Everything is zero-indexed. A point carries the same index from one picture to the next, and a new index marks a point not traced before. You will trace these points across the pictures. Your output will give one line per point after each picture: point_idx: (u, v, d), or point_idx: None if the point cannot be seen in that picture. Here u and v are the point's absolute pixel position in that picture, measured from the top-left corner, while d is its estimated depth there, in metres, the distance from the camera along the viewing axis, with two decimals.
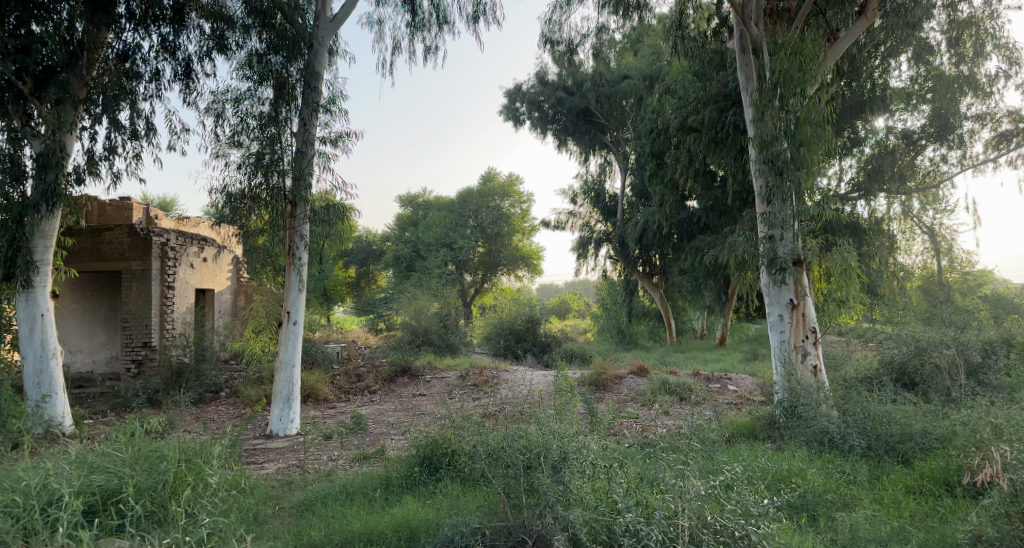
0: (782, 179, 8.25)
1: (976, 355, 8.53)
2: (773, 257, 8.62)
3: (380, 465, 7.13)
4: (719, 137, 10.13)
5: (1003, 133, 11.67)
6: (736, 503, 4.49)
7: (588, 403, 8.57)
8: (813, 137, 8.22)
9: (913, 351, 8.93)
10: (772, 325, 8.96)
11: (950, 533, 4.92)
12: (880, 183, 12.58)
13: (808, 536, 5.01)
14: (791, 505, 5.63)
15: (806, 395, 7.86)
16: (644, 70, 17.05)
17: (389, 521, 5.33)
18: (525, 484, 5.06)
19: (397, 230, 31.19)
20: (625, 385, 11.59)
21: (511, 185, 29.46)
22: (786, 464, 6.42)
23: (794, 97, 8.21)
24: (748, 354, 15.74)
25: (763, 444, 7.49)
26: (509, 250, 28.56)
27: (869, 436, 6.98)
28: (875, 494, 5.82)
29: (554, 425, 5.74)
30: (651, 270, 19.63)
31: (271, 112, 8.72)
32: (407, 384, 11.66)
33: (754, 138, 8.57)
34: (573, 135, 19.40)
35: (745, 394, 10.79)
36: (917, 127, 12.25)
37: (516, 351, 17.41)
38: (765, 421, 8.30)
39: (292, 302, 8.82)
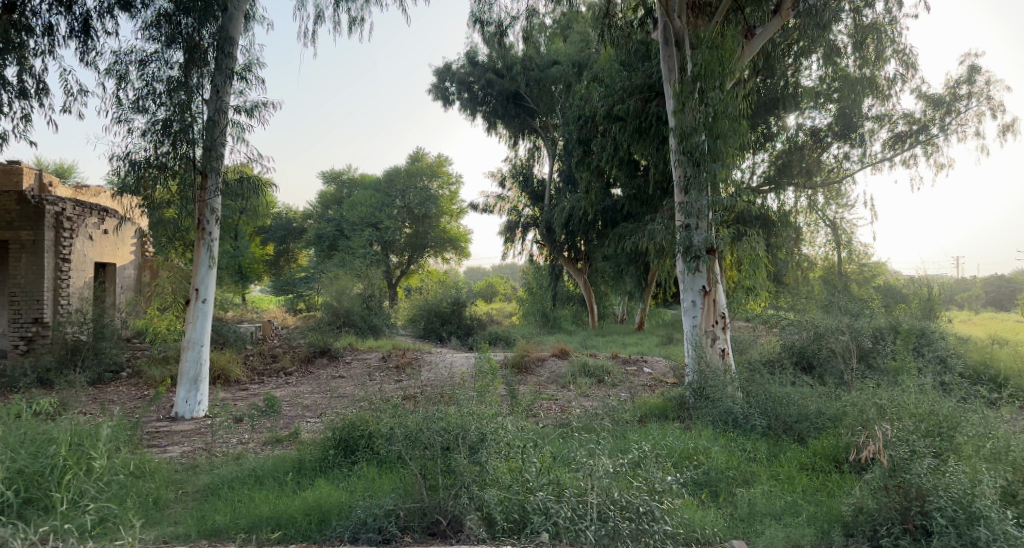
0: (699, 170, 8.57)
1: (865, 341, 9.21)
2: (688, 245, 8.94)
3: (293, 448, 6.95)
4: (643, 127, 10.46)
5: (898, 134, 12.44)
6: (643, 481, 4.65)
7: (509, 385, 8.67)
8: (729, 131, 8.55)
9: (811, 337, 9.53)
10: (685, 310, 9.34)
11: (836, 507, 5.36)
12: (789, 177, 13.26)
13: (710, 510, 5.31)
14: (696, 481, 5.93)
15: (713, 377, 8.28)
16: (573, 57, 17.10)
17: (300, 504, 5.20)
18: (442, 465, 5.14)
19: (319, 207, 30.08)
20: (547, 367, 11.76)
21: (440, 165, 29.09)
22: (691, 442, 6.73)
23: (713, 91, 8.48)
24: (664, 338, 16.30)
25: (672, 423, 7.83)
26: (437, 232, 28.35)
27: (769, 416, 7.43)
28: (772, 470, 6.22)
29: (473, 407, 5.79)
30: (576, 256, 19.92)
31: (181, 77, 8.20)
32: (325, 366, 11.38)
33: (675, 129, 8.80)
34: (501, 119, 19.30)
35: (660, 375, 11.20)
36: (824, 125, 12.94)
37: (441, 334, 17.34)
38: (675, 403, 8.63)
39: (201, 279, 8.40)
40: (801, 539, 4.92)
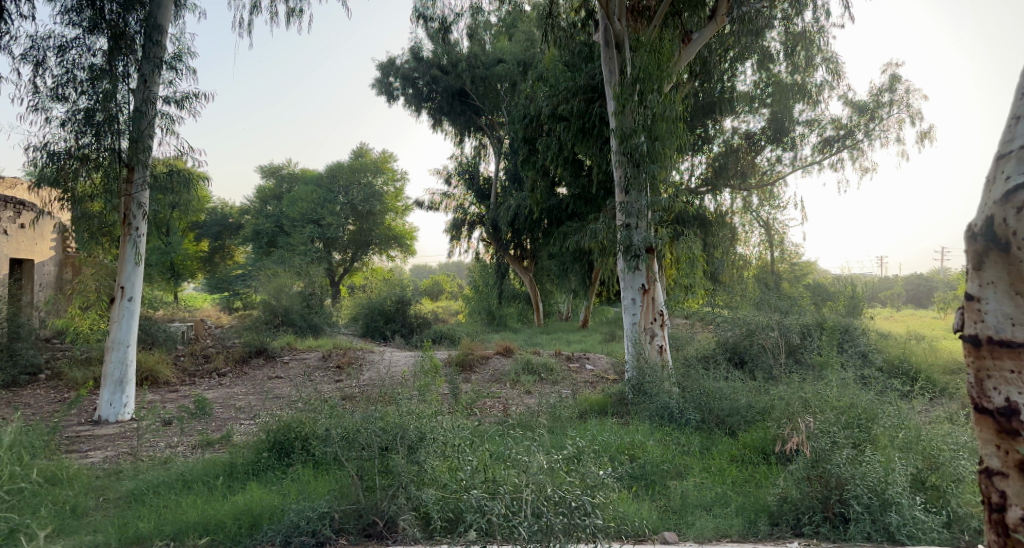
0: (638, 171, 8.76)
1: (793, 337, 9.60)
2: (629, 244, 9.10)
3: (225, 451, 6.74)
4: (587, 127, 10.58)
5: (827, 139, 12.97)
6: (578, 476, 4.67)
7: (451, 383, 8.63)
8: (666, 133, 8.73)
9: (744, 333, 9.89)
10: (625, 308, 9.44)
11: (761, 497, 5.55)
12: (725, 179, 13.68)
13: (643, 503, 5.44)
14: (631, 475, 6.07)
15: (651, 373, 8.51)
16: (518, 56, 17.17)
17: (230, 509, 5.05)
18: (379, 466, 5.10)
19: (257, 202, 29.16)
20: (490, 365, 11.75)
21: (384, 161, 28.72)
22: (628, 437, 6.85)
23: (652, 93, 8.62)
24: (607, 335, 16.57)
25: (611, 418, 7.96)
26: (381, 229, 28.00)
27: (703, 410, 7.66)
28: (704, 462, 6.40)
29: (412, 407, 5.77)
30: (521, 254, 20.02)
31: (105, 64, 7.84)
32: (261, 366, 11.08)
33: (615, 130, 8.94)
34: (447, 116, 19.17)
35: (601, 372, 11.38)
36: (759, 129, 13.39)
37: (384, 332, 17.14)
38: (615, 399, 8.76)
39: (127, 276, 8.03)
40: (729, 530, 5.06)
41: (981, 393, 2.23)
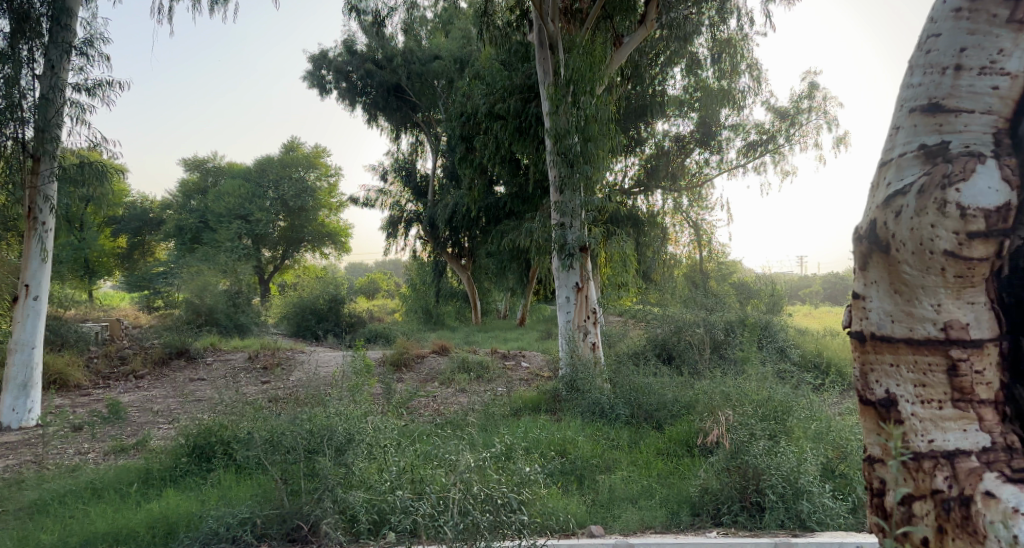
0: (573, 170, 8.88)
1: (718, 333, 9.98)
2: (563, 242, 9.24)
3: (140, 457, 6.43)
4: (524, 126, 10.63)
5: (751, 143, 13.48)
6: (511, 473, 4.68)
7: (385, 382, 8.51)
8: (599, 134, 8.88)
9: (673, 330, 10.20)
10: (560, 306, 9.60)
11: (684, 489, 5.71)
12: (657, 180, 14.04)
13: (573, 498, 5.51)
14: (562, 470, 6.13)
15: (584, 370, 8.65)
16: (455, 53, 17.12)
17: (144, 517, 4.83)
18: (305, 469, 4.96)
19: (180, 197, 27.87)
20: (425, 364, 11.66)
21: (317, 156, 28.06)
22: (559, 433, 6.93)
23: (585, 95, 8.75)
24: (544, 333, 16.72)
25: (544, 415, 8.03)
26: (314, 226, 27.42)
27: (633, 405, 7.84)
28: (632, 456, 6.54)
29: (342, 407, 5.72)
30: (459, 253, 19.98)
31: (6, 49, 7.31)
32: (182, 368, 10.63)
33: (550, 130, 9.01)
34: (382, 111, 18.89)
35: (536, 369, 11.47)
36: (688, 132, 13.81)
37: (317, 331, 16.75)
38: (549, 396, 8.81)
39: (33, 274, 7.58)
40: (653, 522, 5.16)
41: (864, 385, 2.08)
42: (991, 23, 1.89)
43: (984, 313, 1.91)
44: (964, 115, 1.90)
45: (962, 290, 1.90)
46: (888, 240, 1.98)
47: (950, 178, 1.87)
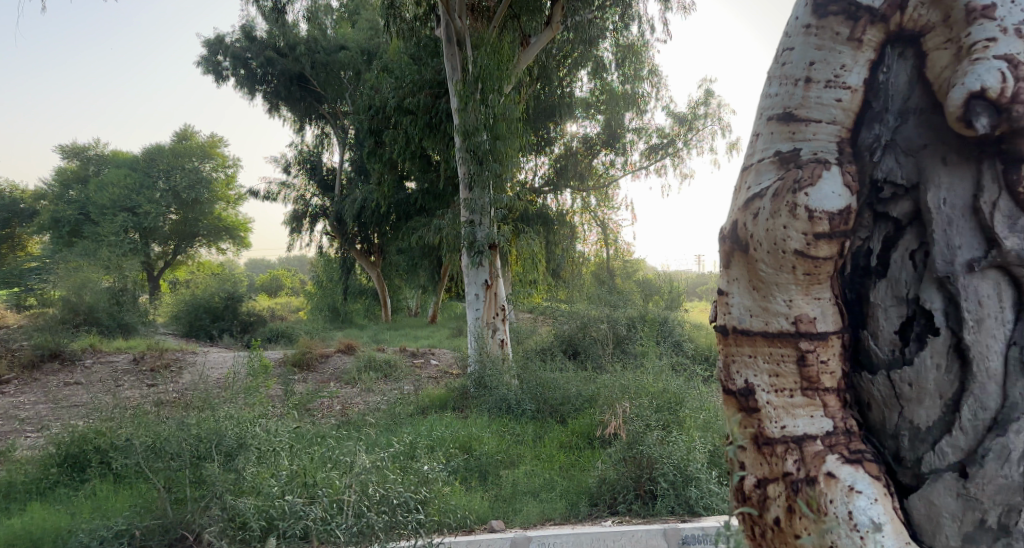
0: (482, 167, 8.87)
1: (621, 329, 10.32)
2: (472, 241, 9.07)
3: (2, 469, 5.87)
4: (434, 122, 10.52)
5: (653, 146, 14.02)
6: (416, 473, 4.60)
7: (284, 383, 8.20)
8: (507, 132, 8.93)
9: (578, 326, 10.46)
10: (469, 303, 9.58)
11: (582, 480, 5.86)
12: (566, 180, 14.29)
13: (475, 495, 5.50)
14: (466, 468, 6.11)
15: (492, 366, 8.69)
16: (362, 45, 16.76)
17: (3, 534, 4.45)
18: (191, 476, 4.63)
19: (56, 186, 25.66)
20: (329, 364, 11.34)
21: (213, 146, 26.71)
22: (464, 430, 6.91)
23: (493, 93, 8.77)
24: (454, 330, 16.70)
25: (451, 412, 7.98)
26: (209, 220, 26.40)
27: (538, 400, 7.95)
28: (536, 451, 6.61)
29: (234, 411, 5.46)
30: (368, 249, 19.61)
31: None
32: (57, 372, 9.80)
33: (458, 127, 8.96)
34: (285, 101, 18.18)
35: (445, 366, 11.43)
36: (595, 134, 14.18)
37: (212, 331, 15.90)
38: (457, 393, 8.76)
39: None
40: (553, 513, 5.27)
41: (728, 375, 2.20)
42: (835, 39, 1.99)
43: (831, 308, 2.05)
44: (813, 124, 2.02)
45: (811, 287, 2.03)
46: (747, 240, 2.10)
47: (799, 183, 1.97)
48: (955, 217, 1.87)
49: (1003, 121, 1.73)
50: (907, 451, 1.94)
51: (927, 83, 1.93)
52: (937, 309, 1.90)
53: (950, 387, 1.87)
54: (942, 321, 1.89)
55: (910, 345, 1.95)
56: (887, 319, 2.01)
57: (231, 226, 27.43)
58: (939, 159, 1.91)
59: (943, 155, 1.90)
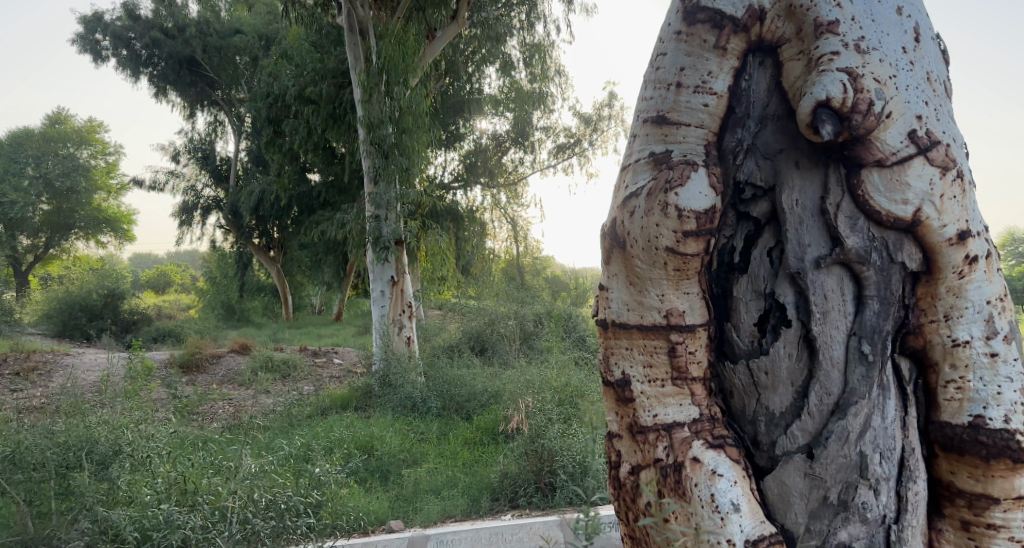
0: (387, 161, 8.68)
1: (528, 325, 10.43)
2: (378, 235, 8.99)
3: None
4: (337, 113, 10.19)
5: (561, 145, 14.28)
6: (309, 477, 4.42)
7: (170, 385, 7.69)
8: (413, 126, 8.80)
9: (486, 323, 10.50)
10: (373, 300, 9.35)
11: (485, 474, 5.79)
12: (476, 176, 14.26)
13: (374, 495, 5.36)
14: (367, 469, 5.97)
15: (397, 364, 8.53)
16: (258, 29, 16.19)
17: None
18: (57, 488, 4.27)
19: None
20: (222, 365, 10.78)
21: (91, 131, 24.82)
22: (364, 430, 6.73)
23: (398, 85, 8.62)
24: (360, 328, 16.30)
25: (353, 413, 7.76)
26: (87, 211, 24.26)
27: (444, 398, 7.87)
28: (440, 448, 6.47)
29: (111, 418, 5.06)
30: (267, 244, 18.80)
31: None
32: None
33: (362, 119, 8.74)
34: (174, 86, 17.06)
35: (348, 365, 11.13)
36: (504, 131, 14.26)
37: (90, 331, 14.68)
38: (361, 392, 8.54)
39: None
40: (454, 510, 5.16)
41: (606, 367, 2.25)
42: (703, 46, 2.08)
43: (698, 302, 2.15)
44: (683, 128, 2.11)
45: (681, 282, 2.12)
46: (624, 236, 2.16)
47: (670, 183, 2.05)
48: (805, 217, 2.01)
49: (846, 129, 1.87)
50: (763, 436, 2.07)
51: (781, 92, 2.07)
52: (789, 302, 2.05)
53: (800, 374, 2.02)
54: (794, 313, 2.04)
55: (766, 335, 2.09)
56: (748, 312, 2.14)
57: (112, 218, 25.48)
58: (792, 163, 2.05)
59: (795, 160, 2.05)
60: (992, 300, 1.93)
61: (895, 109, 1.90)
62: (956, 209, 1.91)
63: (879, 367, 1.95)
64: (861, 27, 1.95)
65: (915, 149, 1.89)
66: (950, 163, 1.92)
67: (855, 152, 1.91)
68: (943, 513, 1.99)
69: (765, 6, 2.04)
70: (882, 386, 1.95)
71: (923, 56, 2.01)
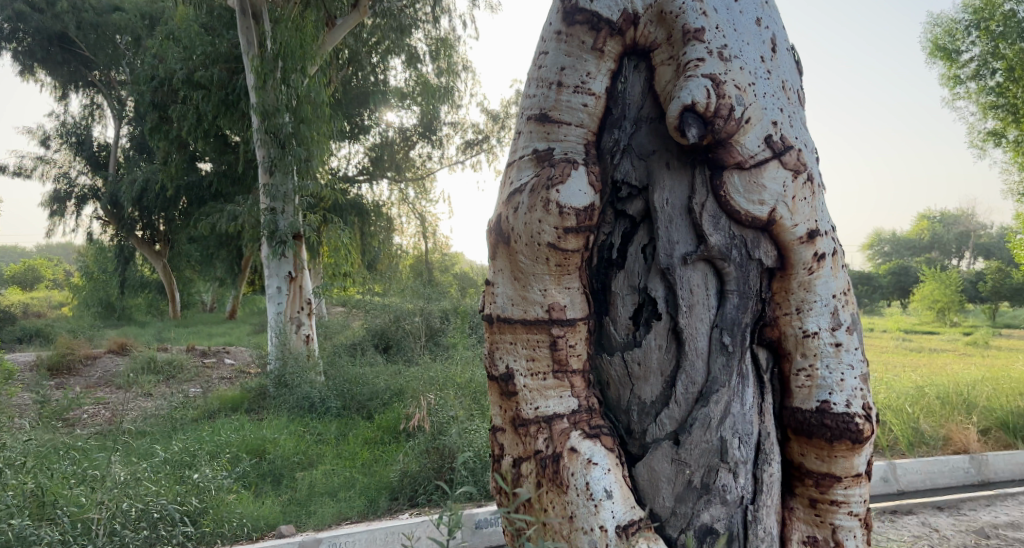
0: (284, 152, 8.35)
1: (434, 321, 10.33)
2: (274, 229, 8.57)
3: None
4: (230, 99, 9.68)
5: (469, 141, 14.26)
6: (190, 482, 4.19)
7: (33, 390, 7.05)
8: (312, 116, 8.49)
9: (391, 320, 10.34)
10: (269, 297, 8.96)
11: (384, 474, 5.63)
12: (382, 170, 14.00)
13: (265, 500, 5.14)
14: (258, 472, 5.72)
15: (294, 363, 8.22)
16: (141, 8, 14.95)
17: None
18: None
19: None
20: (98, 367, 9.99)
21: None
22: (255, 433, 6.44)
23: (295, 73, 8.28)
24: (257, 327, 15.61)
25: (246, 415, 7.40)
26: None
27: (344, 397, 7.67)
28: (338, 449, 6.29)
29: None
30: (153, 238, 17.61)
31: None
32: None
33: (256, 106, 8.33)
34: (43, 63, 15.63)
35: (242, 366, 10.62)
36: (411, 125, 14.07)
37: None
38: (254, 394, 8.18)
39: None
40: (350, 512, 5.04)
41: (490, 362, 2.25)
42: (581, 47, 2.13)
43: (578, 296, 2.20)
44: (564, 126, 2.15)
45: (562, 277, 2.16)
46: (508, 232, 2.18)
47: (551, 180, 2.09)
48: (675, 216, 2.12)
49: (709, 133, 1.98)
50: (636, 424, 2.16)
51: (655, 96, 2.16)
52: (661, 296, 2.15)
53: (669, 365, 2.13)
54: (664, 307, 2.14)
55: (641, 328, 2.19)
56: (624, 306, 2.22)
57: None
58: (663, 164, 2.15)
59: (667, 160, 2.15)
60: (837, 294, 2.11)
61: (753, 115, 2.02)
62: (806, 210, 2.06)
63: (739, 356, 2.09)
64: (724, 36, 2.06)
65: (771, 153, 2.03)
66: (801, 167, 2.07)
67: (718, 155, 2.03)
68: (794, 492, 2.15)
69: (639, 11, 2.11)
70: (741, 374, 2.10)
71: (778, 65, 2.15)
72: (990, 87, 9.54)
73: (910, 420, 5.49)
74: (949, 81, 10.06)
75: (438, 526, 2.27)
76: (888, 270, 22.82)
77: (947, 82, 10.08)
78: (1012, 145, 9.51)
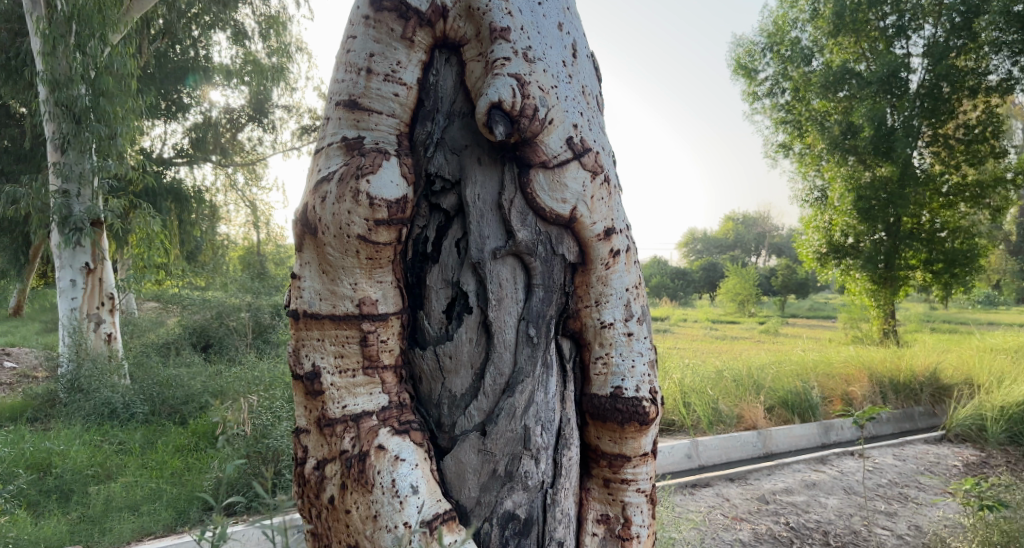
0: (79, 127, 7.37)
1: (263, 317, 9.67)
2: (67, 215, 7.56)
3: None
4: (12, 64, 8.36)
5: (305, 126, 13.56)
6: None
7: None
8: (116, 90, 7.53)
9: (212, 316, 9.58)
10: (60, 292, 7.86)
11: (197, 482, 5.13)
12: (204, 152, 12.88)
13: (48, 520, 4.53)
14: (40, 490, 5.05)
15: (93, 365, 7.28)
16: None
17: None
18: None
19: None
20: None
21: None
22: (35, 446, 5.64)
23: (91, 39, 7.28)
24: (49, 325, 13.67)
25: (27, 426, 6.45)
26: None
27: (153, 402, 6.95)
28: (142, 459, 5.66)
29: None
30: None
31: None
32: None
33: (43, 75, 7.26)
34: None
35: (26, 369, 9.23)
36: (238, 106, 13.10)
37: None
38: (41, 400, 7.18)
39: None
40: (154, 527, 4.56)
41: (295, 360, 2.13)
42: (391, 35, 2.10)
43: (391, 291, 2.15)
44: (374, 115, 2.09)
45: (373, 270, 2.11)
46: (315, 223, 2.07)
47: (361, 170, 2.03)
48: (485, 211, 2.15)
49: (515, 131, 2.05)
50: (446, 418, 2.17)
51: (466, 90, 2.18)
52: (471, 290, 2.18)
53: (479, 358, 2.16)
54: (474, 300, 2.17)
55: (452, 322, 2.20)
56: (437, 300, 2.22)
57: None
58: (475, 159, 2.17)
59: (478, 156, 2.17)
60: (630, 287, 2.27)
61: (556, 116, 2.12)
62: (604, 209, 2.20)
63: (543, 347, 2.19)
64: (529, 38, 2.13)
65: (571, 154, 2.14)
66: (599, 168, 2.20)
67: (524, 153, 2.10)
68: (590, 473, 2.29)
69: (448, 4, 2.12)
70: (545, 364, 2.19)
71: (579, 70, 2.26)
72: (780, 104, 10.88)
73: (711, 401, 6.10)
74: (749, 97, 11.32)
75: (200, 542, 2.03)
76: (700, 266, 25.25)
77: (747, 98, 11.34)
78: (797, 156, 10.94)
